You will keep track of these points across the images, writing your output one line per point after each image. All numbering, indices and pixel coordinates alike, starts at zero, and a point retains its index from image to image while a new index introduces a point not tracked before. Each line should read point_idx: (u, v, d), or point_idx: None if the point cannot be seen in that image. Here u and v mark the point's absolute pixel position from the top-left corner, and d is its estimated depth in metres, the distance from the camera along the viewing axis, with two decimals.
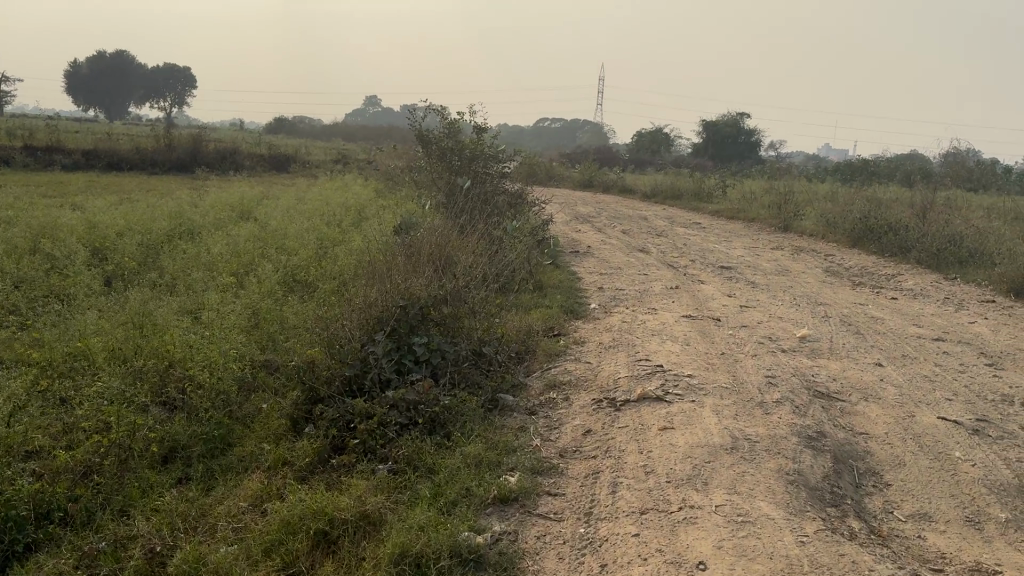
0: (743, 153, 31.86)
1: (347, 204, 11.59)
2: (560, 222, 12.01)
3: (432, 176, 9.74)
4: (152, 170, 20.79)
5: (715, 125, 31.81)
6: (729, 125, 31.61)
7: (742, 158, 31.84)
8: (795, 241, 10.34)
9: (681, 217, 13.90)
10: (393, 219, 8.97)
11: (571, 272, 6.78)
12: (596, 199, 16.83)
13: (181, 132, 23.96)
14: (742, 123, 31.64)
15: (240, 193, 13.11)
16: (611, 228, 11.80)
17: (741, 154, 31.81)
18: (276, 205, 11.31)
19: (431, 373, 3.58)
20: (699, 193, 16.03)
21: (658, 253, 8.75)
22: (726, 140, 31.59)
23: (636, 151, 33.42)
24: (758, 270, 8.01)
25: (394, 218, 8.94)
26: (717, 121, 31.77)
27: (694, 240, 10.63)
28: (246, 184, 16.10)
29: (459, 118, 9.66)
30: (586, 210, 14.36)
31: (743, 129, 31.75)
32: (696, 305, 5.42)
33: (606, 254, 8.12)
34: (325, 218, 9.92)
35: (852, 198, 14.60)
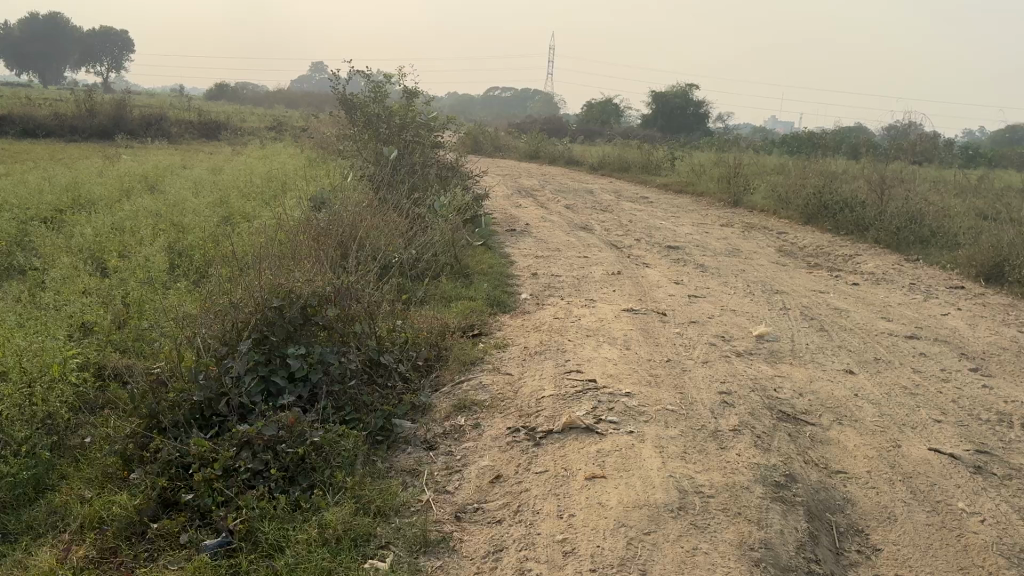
0: (692, 125, 31.43)
1: (267, 175, 10.67)
2: (500, 196, 11.28)
3: (357, 145, 8.90)
4: (70, 137, 19.36)
5: (664, 96, 31.24)
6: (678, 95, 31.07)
7: (691, 130, 31.41)
8: (745, 218, 9.81)
9: (627, 191, 13.28)
10: (312, 193, 8.15)
11: (504, 255, 6.09)
12: (541, 171, 16.12)
13: (102, 96, 22.43)
14: (691, 93, 31.13)
15: (153, 163, 12.01)
16: (555, 202, 11.10)
17: (690, 125, 31.37)
18: (189, 176, 10.31)
19: (308, 394, 2.87)
20: (647, 165, 15.43)
21: (602, 231, 8.11)
22: (675, 111, 31.08)
23: (584, 122, 32.73)
24: (708, 251, 7.42)
25: (310, 192, 8.14)
26: (666, 91, 31.20)
27: (641, 216, 10.02)
28: (166, 152, 14.93)
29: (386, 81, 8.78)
30: (529, 183, 13.64)
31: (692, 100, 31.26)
32: (640, 295, 4.78)
33: (544, 232, 7.44)
34: (235, 192, 9.06)
35: (802, 171, 14.17)
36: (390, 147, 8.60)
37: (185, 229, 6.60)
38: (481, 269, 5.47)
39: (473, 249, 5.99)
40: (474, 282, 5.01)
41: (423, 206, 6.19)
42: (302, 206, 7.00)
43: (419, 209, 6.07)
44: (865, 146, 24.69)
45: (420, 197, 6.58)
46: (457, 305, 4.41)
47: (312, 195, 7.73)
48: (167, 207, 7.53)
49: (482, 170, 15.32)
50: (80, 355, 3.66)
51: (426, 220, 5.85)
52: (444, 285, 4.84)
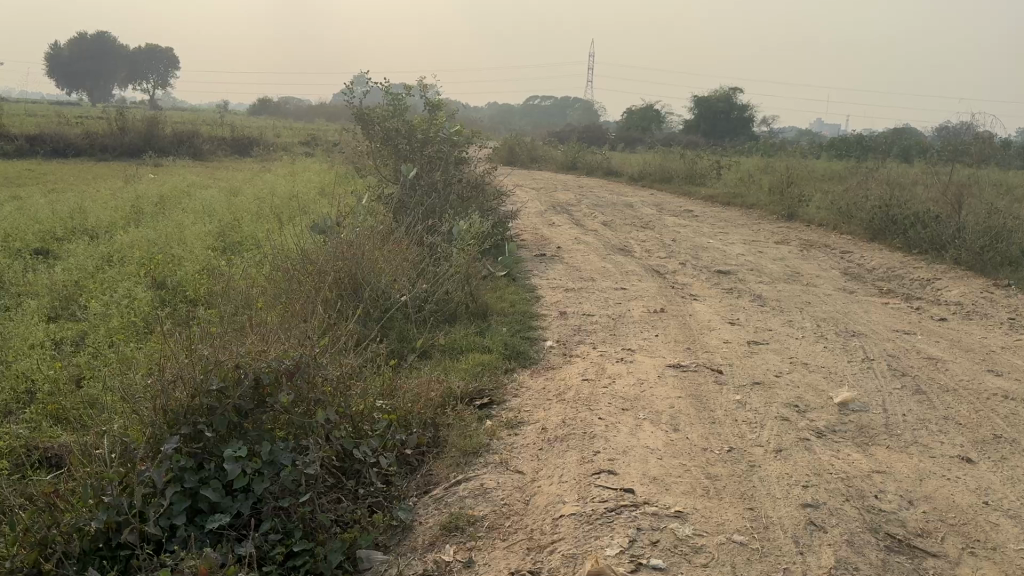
0: (736, 131, 30.43)
1: (287, 195, 10.10)
2: (533, 213, 10.55)
3: (377, 161, 8.26)
4: (101, 157, 19.13)
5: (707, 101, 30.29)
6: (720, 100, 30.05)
7: (735, 135, 30.35)
8: (801, 235, 8.94)
9: (670, 204, 12.44)
10: (326, 216, 7.53)
11: (531, 286, 5.36)
12: (579, 183, 15.40)
13: (136, 113, 22.28)
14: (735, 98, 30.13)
15: (173, 184, 11.55)
16: (593, 219, 10.36)
17: (734, 131, 30.38)
18: (206, 198, 9.80)
19: (248, 514, 2.17)
20: (691, 176, 14.56)
21: (643, 254, 7.33)
22: (718, 117, 30.12)
23: (624, 129, 31.85)
24: (764, 275, 6.61)
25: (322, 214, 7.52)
26: (709, 96, 30.25)
27: (685, 233, 9.21)
28: (193, 172, 14.54)
29: (406, 92, 8.13)
30: (565, 197, 12.89)
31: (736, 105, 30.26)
32: (689, 341, 4.01)
33: (578, 257, 6.70)
34: (247, 215, 8.48)
35: (860, 180, 13.24)
36: (411, 165, 7.94)
37: (176, 261, 6.01)
38: (503, 307, 4.74)
39: (494, 282, 5.27)
40: (492, 326, 4.29)
41: (438, 234, 5.48)
42: (305, 231, 6.37)
43: (433, 239, 5.37)
44: (921, 150, 23.46)
45: (437, 223, 5.89)
46: (467, 360, 3.69)
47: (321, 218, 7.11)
48: (164, 234, 6.98)
49: (517, 183, 14.63)
50: (2, 434, 3.05)
51: (439, 252, 5.16)
52: (454, 332, 4.12)
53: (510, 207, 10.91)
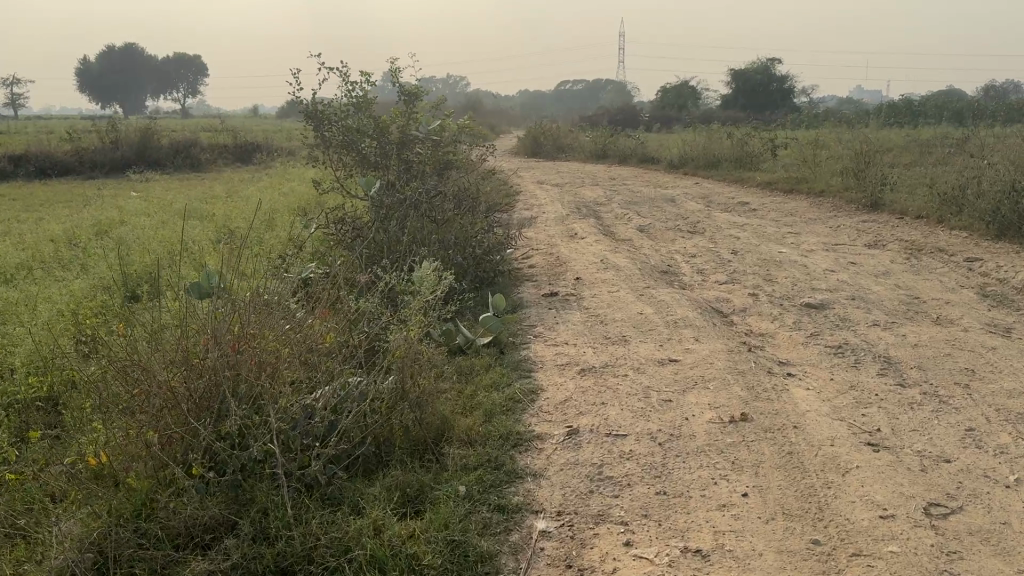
0: (777, 104, 28.12)
1: (251, 217, 8.34)
2: (552, 220, 8.62)
3: (340, 172, 6.42)
4: (91, 174, 17.61)
5: (744, 73, 28.07)
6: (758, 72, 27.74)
7: (776, 108, 28.01)
8: (898, 237, 6.88)
9: (720, 196, 10.39)
10: (265, 261, 5.73)
11: (526, 364, 3.46)
12: (610, 174, 13.45)
13: (132, 124, 20.77)
14: (775, 68, 27.85)
15: (126, 207, 9.81)
16: (625, 223, 8.42)
17: (775, 104, 28.07)
18: (148, 225, 8.04)
19: None
20: (741, 160, 12.50)
21: (693, 280, 5.39)
22: (757, 89, 27.86)
23: (657, 109, 29.64)
24: (873, 308, 4.64)
25: (258, 260, 5.72)
26: (747, 69, 28.02)
27: (745, 237, 7.24)
28: (172, 189, 12.86)
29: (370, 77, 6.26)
30: (593, 193, 10.93)
31: (776, 76, 27.96)
32: (810, 517, 2.10)
33: (602, 292, 4.79)
34: (182, 250, 6.74)
35: (943, 161, 11.15)
36: (381, 176, 6.10)
37: (21, 342, 4.25)
38: (472, 423, 2.86)
39: (465, 366, 3.38)
40: (440, 483, 2.39)
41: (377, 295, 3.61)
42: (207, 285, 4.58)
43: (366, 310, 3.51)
44: (991, 111, 20.96)
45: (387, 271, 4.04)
46: None
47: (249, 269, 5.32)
48: (43, 292, 5.25)
49: (537, 180, 12.70)
50: None
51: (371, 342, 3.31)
52: (368, 506, 2.24)
53: (524, 215, 9.01)
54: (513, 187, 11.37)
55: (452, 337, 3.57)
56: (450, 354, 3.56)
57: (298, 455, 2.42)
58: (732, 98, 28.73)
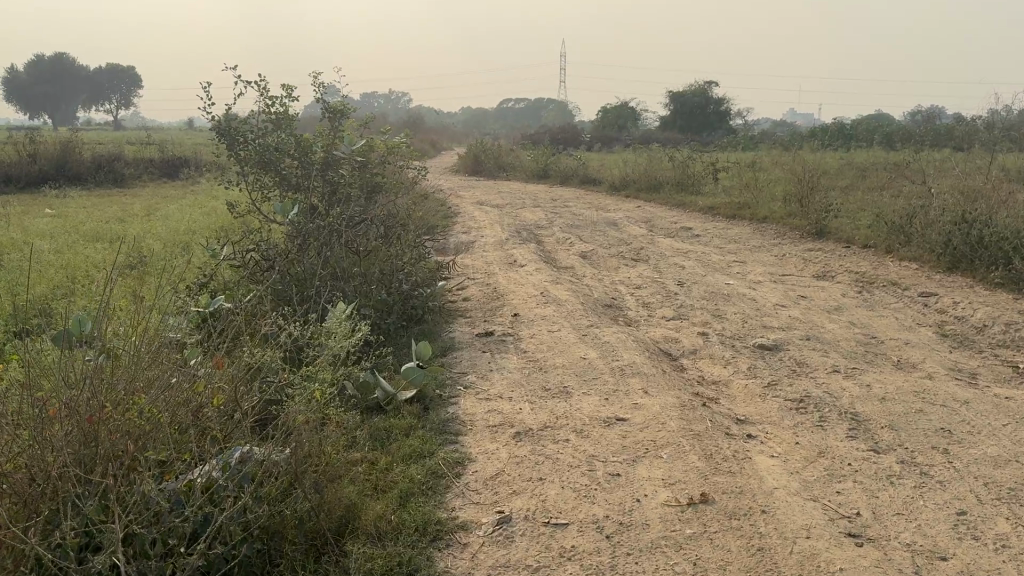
0: (714, 126, 28.36)
1: (164, 241, 7.70)
2: (490, 245, 8.21)
3: (258, 194, 5.88)
4: (4, 188, 16.55)
5: (683, 95, 28.26)
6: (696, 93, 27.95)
7: (713, 129, 28.25)
8: (847, 267, 6.66)
9: (663, 220, 10.13)
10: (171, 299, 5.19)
11: (452, 425, 3.00)
12: (552, 195, 13.12)
13: (51, 136, 19.70)
14: (713, 91, 28.10)
15: (30, 228, 9.05)
16: (567, 249, 8.06)
17: (712, 126, 28.31)
18: (49, 248, 7.35)
19: None
20: (683, 183, 12.30)
21: (639, 317, 5.02)
22: (695, 111, 28.06)
23: (598, 128, 29.61)
24: (830, 351, 4.34)
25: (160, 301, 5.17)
26: (686, 90, 28.22)
27: (691, 266, 6.94)
28: (87, 206, 12.05)
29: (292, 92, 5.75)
30: (534, 216, 10.55)
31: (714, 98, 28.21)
32: None
33: (541, 330, 4.37)
34: (81, 281, 6.11)
35: (882, 190, 11.14)
36: (304, 200, 5.60)
37: None
38: (384, 508, 2.40)
39: (378, 427, 2.91)
40: None
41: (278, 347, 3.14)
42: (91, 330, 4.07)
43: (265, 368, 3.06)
44: (920, 134, 21.41)
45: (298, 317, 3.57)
46: None
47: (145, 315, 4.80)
48: None
49: (477, 201, 12.29)
50: None
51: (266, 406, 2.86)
52: None
53: (461, 239, 8.57)
54: (452, 209, 10.92)
55: (365, 393, 3.12)
56: (364, 413, 3.09)
57: (157, 564, 1.97)
58: (671, 118, 28.90)
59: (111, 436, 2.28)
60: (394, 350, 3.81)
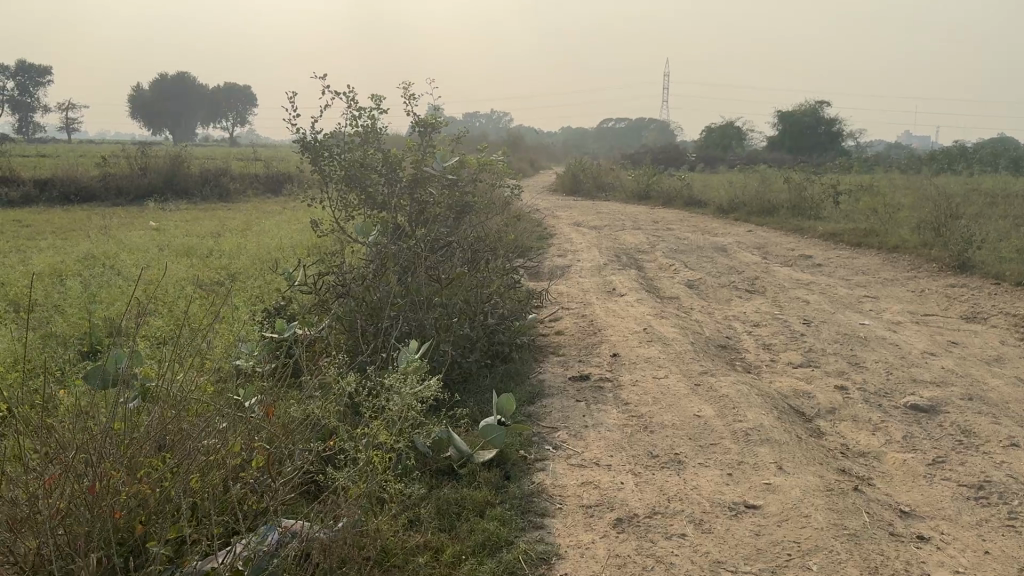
0: (824, 147, 26.99)
1: (251, 259, 7.48)
2: (588, 270, 7.64)
3: (342, 213, 5.49)
4: (116, 201, 17.02)
5: (792, 115, 27.02)
6: (806, 113, 26.70)
7: (823, 151, 26.90)
8: (1001, 308, 5.79)
9: (777, 247, 9.33)
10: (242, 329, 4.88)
11: (537, 501, 2.44)
12: (654, 217, 12.46)
13: (163, 150, 20.30)
14: (825, 110, 26.76)
15: (127, 241, 9.04)
16: (672, 277, 7.41)
17: (823, 148, 26.95)
18: (137, 264, 7.22)
19: None
20: (799, 208, 11.43)
21: (759, 364, 4.35)
22: (805, 131, 26.78)
23: (701, 148, 28.66)
24: (1001, 415, 3.58)
25: (231, 330, 4.88)
26: (795, 110, 26.98)
27: (814, 302, 6.19)
28: (187, 220, 12.13)
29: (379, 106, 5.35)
30: (635, 239, 9.92)
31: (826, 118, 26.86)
32: None
33: (647, 376, 3.78)
34: (160, 301, 5.89)
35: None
36: (389, 221, 5.18)
37: None
38: None
39: (448, 498, 2.37)
40: None
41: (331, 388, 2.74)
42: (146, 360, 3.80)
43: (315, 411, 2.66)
44: None
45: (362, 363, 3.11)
46: None
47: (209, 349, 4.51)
48: None
49: (575, 222, 11.75)
50: None
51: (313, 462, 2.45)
52: None
53: (558, 263, 8.04)
54: (548, 230, 10.42)
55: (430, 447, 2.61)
56: (432, 476, 2.57)
57: None
58: (780, 139, 27.70)
59: (117, 511, 1.91)
60: (476, 401, 3.29)
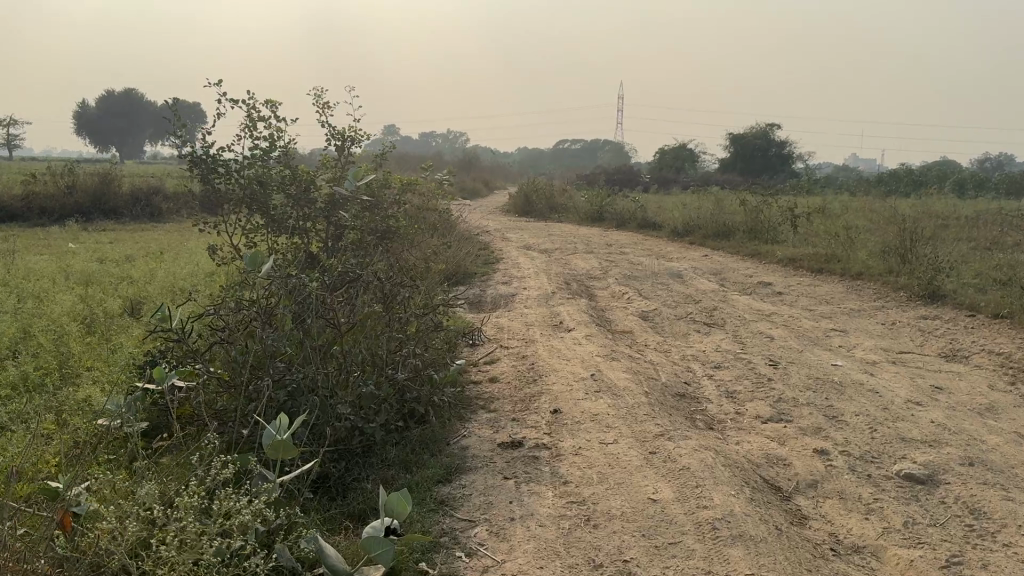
0: (775, 170, 26.93)
1: (159, 289, 6.68)
2: (534, 300, 7.01)
3: (244, 239, 4.73)
4: (39, 220, 15.92)
5: (743, 137, 26.93)
6: (756, 137, 26.63)
7: (774, 173, 26.84)
8: (981, 345, 5.29)
9: (736, 274, 8.81)
10: (119, 383, 4.15)
11: None
12: (607, 239, 11.92)
13: (95, 167, 19.21)
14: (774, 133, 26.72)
15: (26, 266, 8.14)
16: (625, 307, 6.81)
17: (774, 170, 26.88)
18: (25, 297, 6.38)
19: None
20: (756, 232, 10.97)
21: (724, 419, 3.73)
22: (756, 154, 26.70)
23: (655, 170, 28.40)
24: (1012, 485, 3.01)
25: (103, 384, 4.14)
26: (745, 133, 26.90)
27: (780, 336, 5.63)
28: (107, 243, 11.22)
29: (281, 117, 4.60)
30: (586, 264, 9.32)
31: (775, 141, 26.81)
32: None
33: (592, 440, 3.12)
34: (35, 343, 5.08)
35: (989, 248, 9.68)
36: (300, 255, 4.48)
37: None
38: None
39: None
40: None
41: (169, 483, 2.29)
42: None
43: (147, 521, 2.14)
44: None
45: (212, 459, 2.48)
46: None
47: (70, 412, 3.78)
48: None
49: (524, 244, 11.13)
50: None
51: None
52: None
53: (502, 291, 7.39)
54: (495, 254, 9.78)
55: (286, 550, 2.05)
56: None
57: None
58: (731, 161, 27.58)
59: None
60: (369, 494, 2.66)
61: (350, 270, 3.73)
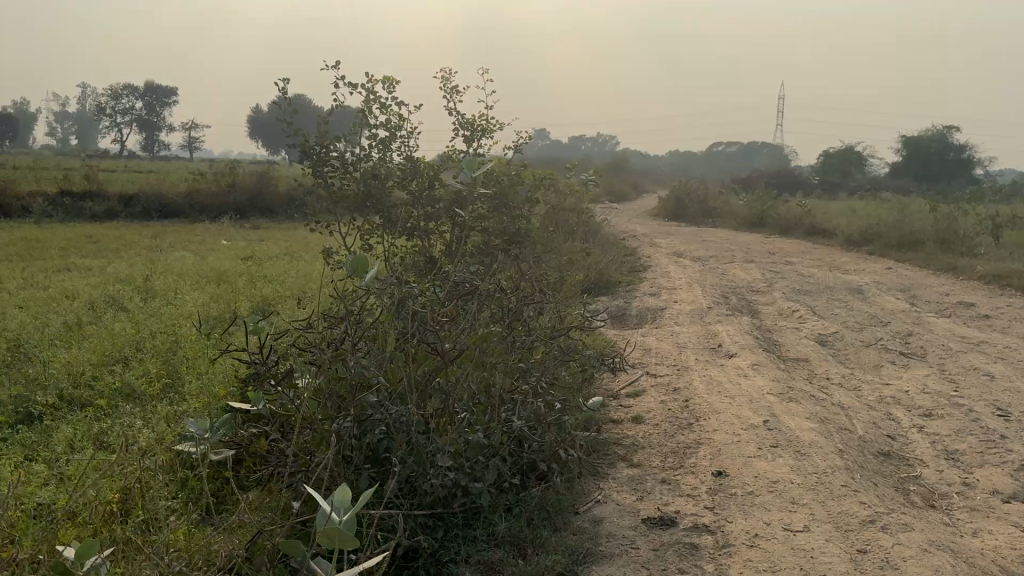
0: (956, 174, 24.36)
1: (286, 290, 6.35)
2: (688, 315, 6.16)
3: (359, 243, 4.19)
4: (200, 217, 16.50)
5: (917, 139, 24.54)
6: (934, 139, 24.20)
7: (953, 179, 24.28)
8: None
9: (927, 291, 7.55)
10: (217, 398, 3.72)
11: None
12: (768, 247, 10.80)
13: (255, 167, 19.86)
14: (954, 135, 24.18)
15: (169, 262, 8.12)
16: (795, 328, 5.83)
17: (953, 175, 24.32)
18: (156, 296, 6.22)
19: None
20: (948, 244, 9.54)
21: (949, 495, 2.79)
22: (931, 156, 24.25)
23: (818, 174, 26.43)
24: None
25: (194, 401, 3.72)
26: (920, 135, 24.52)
27: (1001, 374, 4.52)
28: (255, 240, 11.27)
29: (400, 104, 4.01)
30: (747, 275, 8.32)
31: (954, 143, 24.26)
32: None
33: (771, 524, 2.31)
34: (149, 346, 4.79)
35: None
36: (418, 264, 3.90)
37: None
38: None
39: None
40: None
41: None
42: (45, 477, 2.82)
43: None
44: None
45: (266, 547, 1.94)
46: None
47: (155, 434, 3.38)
48: None
49: (675, 251, 10.23)
50: None
51: None
52: None
53: (650, 303, 6.59)
54: (643, 262, 8.95)
55: None
56: None
57: None
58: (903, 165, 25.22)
59: None
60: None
61: (466, 281, 3.09)
